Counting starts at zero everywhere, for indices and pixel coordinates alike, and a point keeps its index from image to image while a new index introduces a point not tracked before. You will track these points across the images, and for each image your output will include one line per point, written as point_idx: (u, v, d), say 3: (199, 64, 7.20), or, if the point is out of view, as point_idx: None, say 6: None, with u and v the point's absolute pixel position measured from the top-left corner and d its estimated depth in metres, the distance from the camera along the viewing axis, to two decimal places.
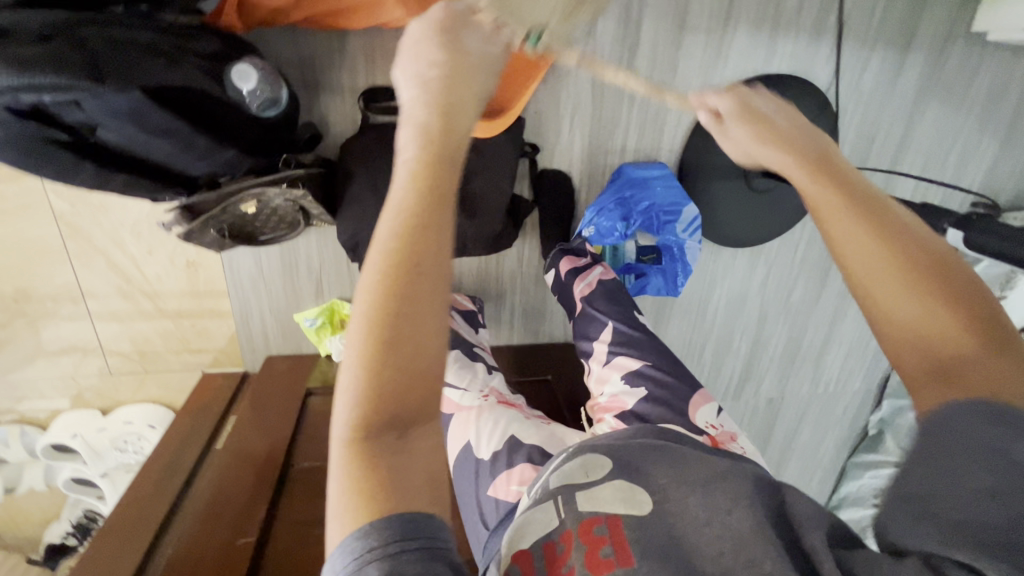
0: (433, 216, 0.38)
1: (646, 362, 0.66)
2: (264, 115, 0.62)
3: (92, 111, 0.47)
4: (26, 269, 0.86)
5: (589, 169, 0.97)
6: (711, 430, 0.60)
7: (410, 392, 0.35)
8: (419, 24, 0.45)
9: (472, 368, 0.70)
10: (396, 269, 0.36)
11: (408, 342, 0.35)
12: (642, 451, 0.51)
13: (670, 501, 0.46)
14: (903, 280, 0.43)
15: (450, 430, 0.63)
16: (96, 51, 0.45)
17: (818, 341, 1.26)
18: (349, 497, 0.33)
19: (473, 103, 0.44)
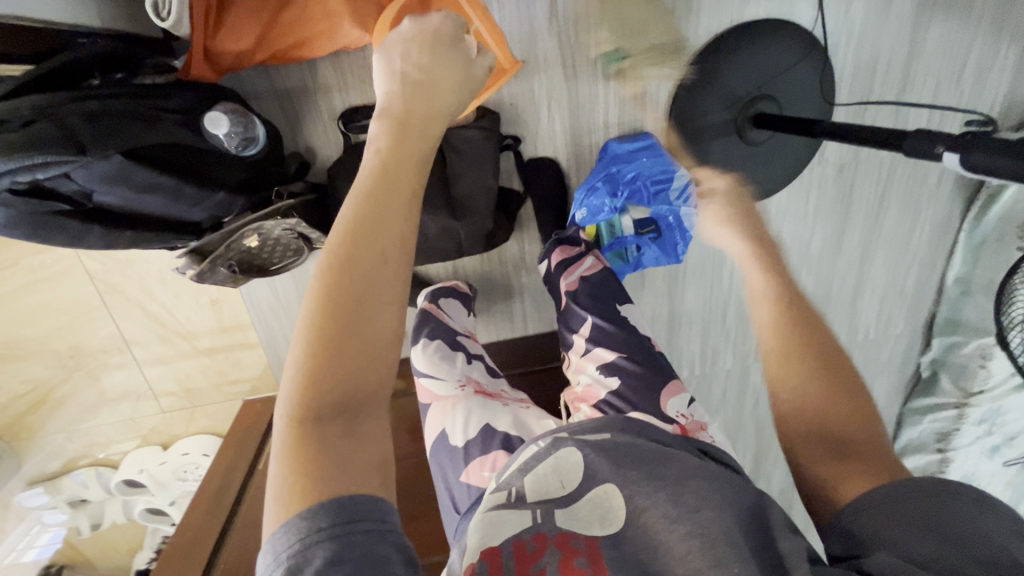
0: (397, 212, 0.42)
1: (618, 355, 0.71)
2: (246, 153, 0.66)
3: (83, 180, 0.52)
4: (76, 327, 0.95)
5: (576, 151, 0.97)
6: (681, 419, 0.64)
7: (358, 376, 0.39)
8: (415, 27, 0.50)
9: (450, 360, 0.74)
10: (350, 259, 0.40)
11: (362, 329, 0.39)
12: (610, 459, 0.51)
13: (641, 497, 0.47)
14: (822, 391, 0.56)
15: (433, 418, 0.68)
16: (76, 127, 0.50)
17: (848, 289, 1.21)
18: (294, 472, 0.36)
19: (445, 111, 0.49)
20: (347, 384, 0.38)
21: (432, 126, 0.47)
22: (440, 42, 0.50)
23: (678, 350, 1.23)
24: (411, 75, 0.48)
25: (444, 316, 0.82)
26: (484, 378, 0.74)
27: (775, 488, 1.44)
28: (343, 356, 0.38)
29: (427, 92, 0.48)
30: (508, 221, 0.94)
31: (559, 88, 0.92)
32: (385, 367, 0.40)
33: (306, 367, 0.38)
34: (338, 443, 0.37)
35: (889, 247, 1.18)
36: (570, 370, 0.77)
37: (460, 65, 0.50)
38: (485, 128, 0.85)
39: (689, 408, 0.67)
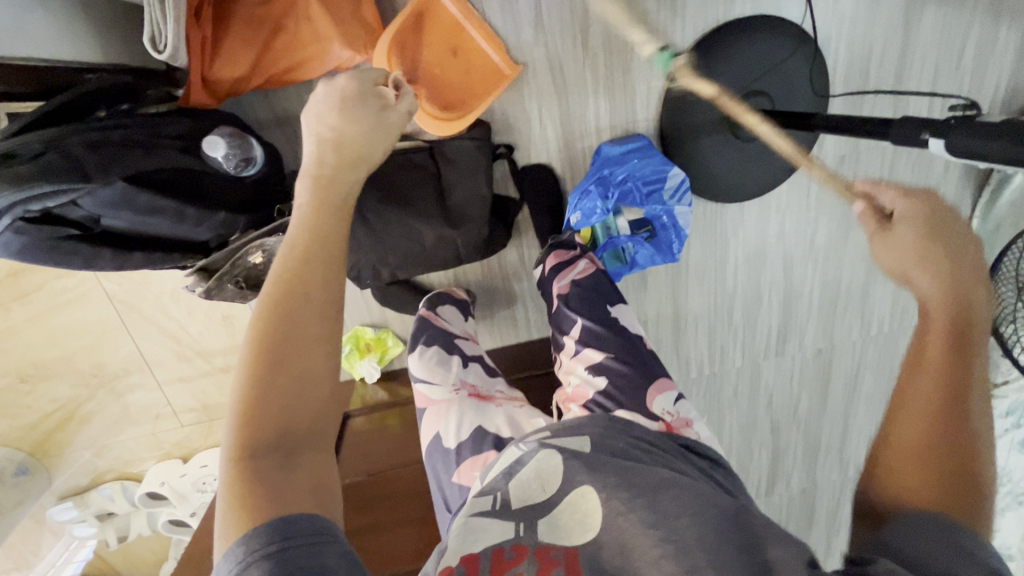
0: (315, 265, 0.48)
1: (606, 355, 0.72)
2: (245, 174, 0.69)
3: (89, 206, 0.56)
4: (98, 347, 0.99)
5: (569, 156, 0.98)
6: (666, 417, 0.66)
7: (292, 411, 0.44)
8: (326, 89, 0.56)
9: (447, 364, 0.76)
10: (275, 313, 0.46)
11: (292, 369, 0.44)
12: (589, 466, 0.52)
13: (618, 500, 0.48)
14: (933, 435, 0.46)
15: (427, 421, 0.70)
16: (79, 157, 0.53)
17: (857, 283, 1.20)
18: (234, 506, 0.40)
19: (361, 164, 0.55)
20: (282, 419, 0.43)
21: (346, 182, 0.53)
22: (350, 101, 0.56)
23: (685, 350, 1.22)
24: (326, 135, 0.54)
25: (441, 323, 0.84)
26: (479, 382, 0.75)
27: (796, 488, 1.41)
28: (278, 394, 0.44)
29: (340, 150, 0.54)
30: (506, 229, 0.96)
31: (549, 95, 0.93)
32: (318, 401, 0.45)
33: (245, 409, 0.43)
34: (274, 474, 0.41)
35: None
36: (560, 372, 0.78)
37: (372, 118, 0.56)
38: (479, 139, 0.87)
39: (675, 406, 0.67)
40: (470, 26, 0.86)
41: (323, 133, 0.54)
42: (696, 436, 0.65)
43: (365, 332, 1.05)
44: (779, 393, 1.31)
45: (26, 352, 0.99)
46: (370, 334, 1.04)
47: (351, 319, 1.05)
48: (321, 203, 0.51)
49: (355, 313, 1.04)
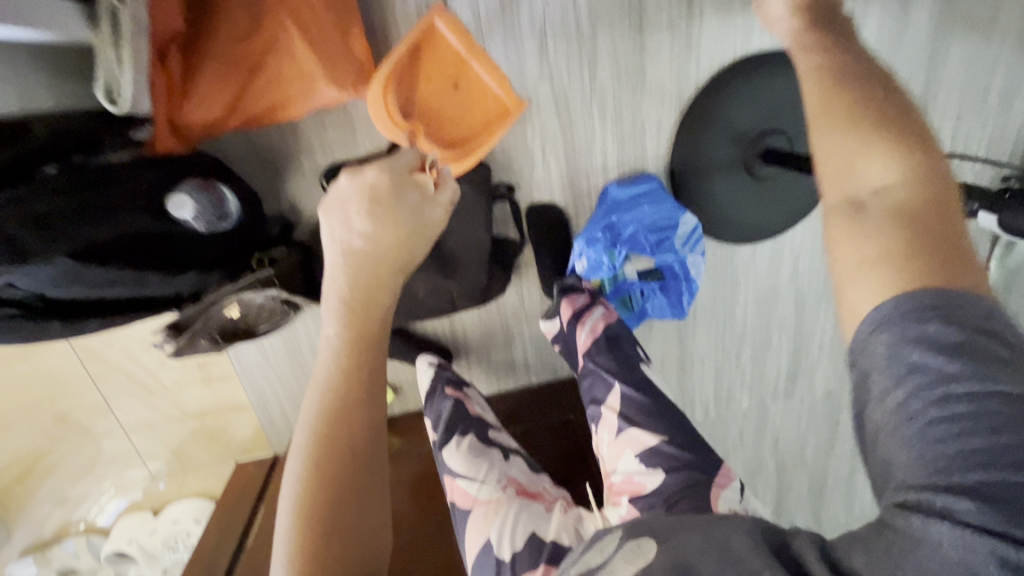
0: (356, 401, 0.50)
1: (661, 440, 0.66)
2: (220, 229, 0.61)
3: (29, 285, 0.49)
4: (59, 395, 0.91)
5: (574, 194, 0.92)
6: (732, 518, 0.60)
7: (354, 562, 0.46)
8: (350, 184, 0.55)
9: (488, 456, 0.69)
10: (323, 454, 0.47)
11: (350, 520, 0.47)
12: (661, 525, 0.45)
13: (684, 546, 0.40)
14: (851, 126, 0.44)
15: (472, 528, 0.63)
16: (17, 235, 0.47)
17: None
18: None
19: (394, 268, 0.55)
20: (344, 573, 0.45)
21: (379, 292, 0.53)
22: (383, 201, 0.55)
23: (691, 392, 1.16)
24: (357, 246, 0.54)
25: (473, 406, 0.78)
26: (526, 477, 0.69)
27: (800, 528, 1.37)
28: (334, 550, 0.45)
29: (376, 259, 0.54)
30: (505, 273, 0.89)
31: (554, 132, 0.87)
32: (373, 545, 0.48)
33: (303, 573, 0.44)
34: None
35: None
36: (603, 459, 0.72)
37: (409, 211, 0.55)
38: (475, 180, 0.80)
39: (740, 502, 0.62)
40: (475, 61, 0.78)
41: (354, 244, 0.54)
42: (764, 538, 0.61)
43: None
44: (785, 434, 1.25)
45: None
46: None
47: None
48: (356, 335, 0.52)
49: None
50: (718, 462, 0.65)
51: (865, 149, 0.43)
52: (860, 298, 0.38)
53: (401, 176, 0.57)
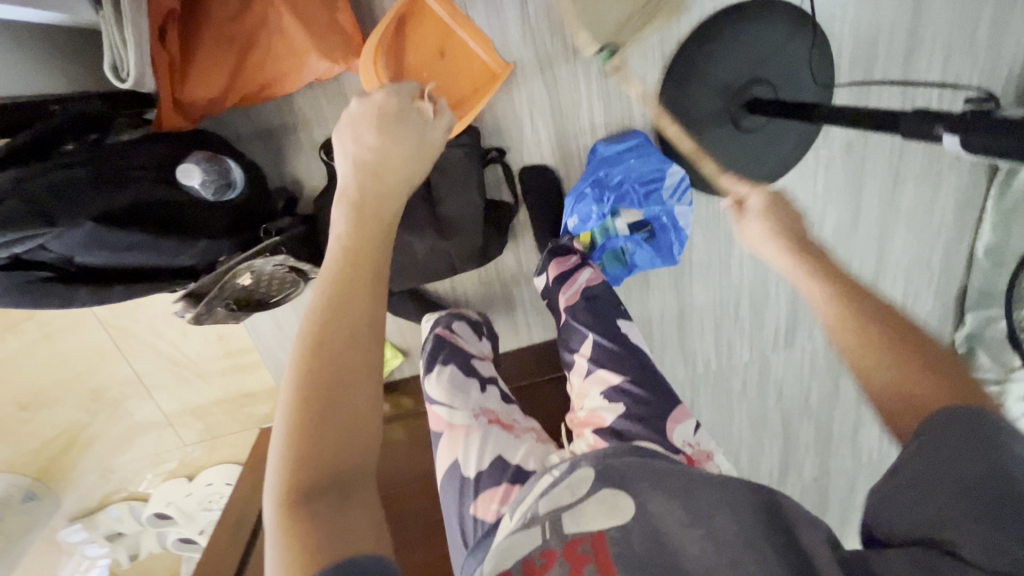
0: (363, 291, 0.47)
1: (623, 378, 0.72)
2: (224, 198, 0.67)
3: (61, 249, 0.54)
4: (94, 372, 0.98)
5: (564, 156, 0.95)
6: (688, 449, 0.67)
7: (344, 450, 0.41)
8: (362, 105, 0.58)
9: (466, 386, 0.74)
10: (320, 339, 0.44)
11: (342, 403, 0.42)
12: (625, 475, 0.54)
13: (652, 503, 0.50)
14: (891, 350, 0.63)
15: (442, 448, 0.68)
16: (46, 203, 0.51)
17: (869, 271, 1.17)
18: (286, 549, 0.37)
19: (399, 187, 0.55)
20: (335, 459, 0.41)
21: (385, 203, 0.53)
22: (388, 118, 0.58)
23: (692, 347, 1.19)
24: (364, 161, 0.55)
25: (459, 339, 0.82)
26: (502, 411, 0.74)
27: (809, 478, 1.40)
28: (327, 434, 0.41)
29: (379, 173, 0.55)
30: (500, 234, 0.92)
31: (540, 94, 0.90)
32: (370, 437, 0.43)
33: (294, 458, 0.40)
34: (324, 518, 0.38)
35: (909, 222, 1.13)
36: (574, 395, 0.77)
37: (413, 132, 0.58)
38: (469, 145, 0.83)
39: (696, 436, 0.69)
40: (457, 25, 0.80)
41: (361, 158, 0.56)
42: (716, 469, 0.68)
43: None
44: (789, 385, 1.28)
45: (22, 381, 0.97)
46: None
47: None
48: (361, 237, 0.51)
49: None
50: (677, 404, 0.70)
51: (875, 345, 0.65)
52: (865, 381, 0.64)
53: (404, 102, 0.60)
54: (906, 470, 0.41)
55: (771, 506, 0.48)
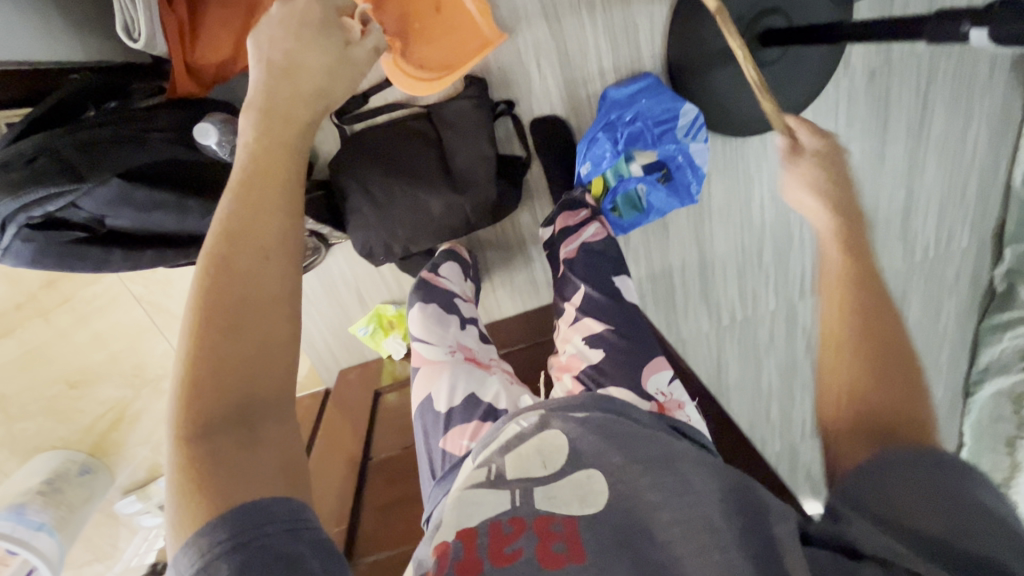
0: (273, 207, 0.43)
1: (605, 326, 0.73)
2: (240, 160, 0.67)
3: (90, 206, 0.56)
4: (134, 348, 1.02)
5: (574, 105, 0.93)
6: (659, 397, 0.66)
7: (251, 379, 0.38)
8: (283, 12, 0.50)
9: (446, 326, 0.83)
10: (223, 258, 0.40)
11: (247, 328, 0.39)
12: (597, 444, 0.54)
13: (625, 483, 0.50)
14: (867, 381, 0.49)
15: (417, 380, 0.77)
16: (72, 159, 0.53)
17: (899, 208, 1.13)
18: (182, 483, 0.35)
19: (317, 99, 0.49)
20: (241, 390, 0.38)
21: (300, 114, 0.47)
22: (307, 30, 0.51)
23: (716, 297, 1.17)
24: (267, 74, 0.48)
25: (442, 283, 0.89)
26: (477, 347, 0.83)
27: None
28: (230, 368, 0.38)
29: (292, 81, 0.48)
30: (514, 188, 0.92)
31: (545, 41, 0.88)
32: (282, 366, 0.40)
33: (191, 392, 0.37)
34: (227, 455, 0.36)
35: (939, 153, 1.09)
36: (559, 341, 0.79)
37: (335, 51, 0.52)
38: (476, 96, 0.84)
39: (669, 386, 0.68)
40: None
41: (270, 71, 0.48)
42: (687, 419, 0.64)
43: (387, 309, 1.02)
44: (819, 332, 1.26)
45: (69, 360, 1.01)
46: (393, 311, 1.02)
47: (370, 297, 1.03)
48: (261, 158, 0.44)
49: (373, 294, 1.03)
50: (654, 356, 0.71)
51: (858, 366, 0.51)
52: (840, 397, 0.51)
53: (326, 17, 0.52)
54: (856, 484, 0.43)
55: (736, 493, 0.49)
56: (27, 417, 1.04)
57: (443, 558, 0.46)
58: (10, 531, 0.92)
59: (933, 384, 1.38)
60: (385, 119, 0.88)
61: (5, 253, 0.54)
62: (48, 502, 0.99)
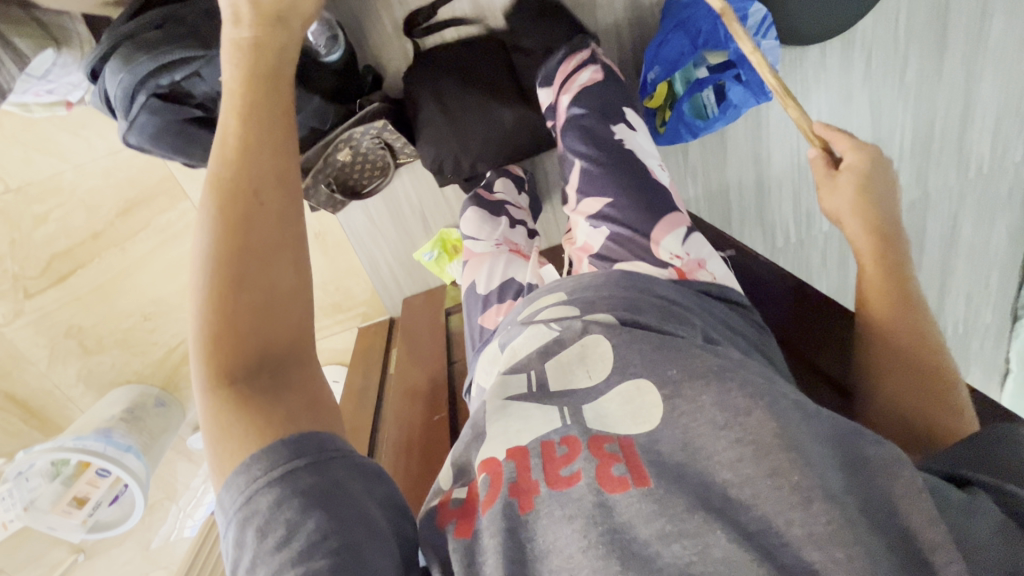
0: (265, 159, 0.43)
1: (606, 203, 0.66)
2: (331, 58, 0.75)
3: (210, 78, 0.58)
4: None
5: (636, 14, 0.92)
6: (676, 261, 0.62)
7: (264, 331, 0.40)
8: None
9: (494, 222, 0.85)
10: (225, 215, 0.41)
11: (260, 283, 0.40)
12: (648, 351, 0.46)
13: (682, 398, 0.42)
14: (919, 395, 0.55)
15: (467, 272, 0.78)
16: (198, 25, 0.56)
17: (955, 122, 1.13)
18: (224, 430, 0.38)
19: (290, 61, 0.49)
20: (259, 340, 0.40)
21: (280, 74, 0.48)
22: None
23: (770, 219, 1.17)
24: (245, 38, 0.47)
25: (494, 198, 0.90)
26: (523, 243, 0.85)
27: None
28: (247, 318, 0.40)
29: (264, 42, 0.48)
30: None
31: None
32: (292, 316, 0.42)
33: (218, 344, 0.39)
34: (264, 402, 0.39)
35: (996, 61, 1.08)
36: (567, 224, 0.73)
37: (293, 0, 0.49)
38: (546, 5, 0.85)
39: (685, 244, 0.63)
40: None
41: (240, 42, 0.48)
42: (709, 277, 0.62)
43: (451, 234, 1.03)
44: None
45: (143, 292, 1.04)
46: (457, 235, 1.03)
47: (435, 222, 1.05)
48: (252, 116, 0.44)
49: (437, 218, 1.05)
50: (672, 212, 0.66)
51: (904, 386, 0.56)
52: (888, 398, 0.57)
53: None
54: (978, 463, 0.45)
55: (788, 399, 0.41)
56: (103, 350, 1.07)
57: (495, 483, 0.41)
58: (102, 450, 0.97)
59: (983, 309, 1.38)
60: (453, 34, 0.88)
61: (132, 125, 0.57)
62: (131, 429, 1.03)
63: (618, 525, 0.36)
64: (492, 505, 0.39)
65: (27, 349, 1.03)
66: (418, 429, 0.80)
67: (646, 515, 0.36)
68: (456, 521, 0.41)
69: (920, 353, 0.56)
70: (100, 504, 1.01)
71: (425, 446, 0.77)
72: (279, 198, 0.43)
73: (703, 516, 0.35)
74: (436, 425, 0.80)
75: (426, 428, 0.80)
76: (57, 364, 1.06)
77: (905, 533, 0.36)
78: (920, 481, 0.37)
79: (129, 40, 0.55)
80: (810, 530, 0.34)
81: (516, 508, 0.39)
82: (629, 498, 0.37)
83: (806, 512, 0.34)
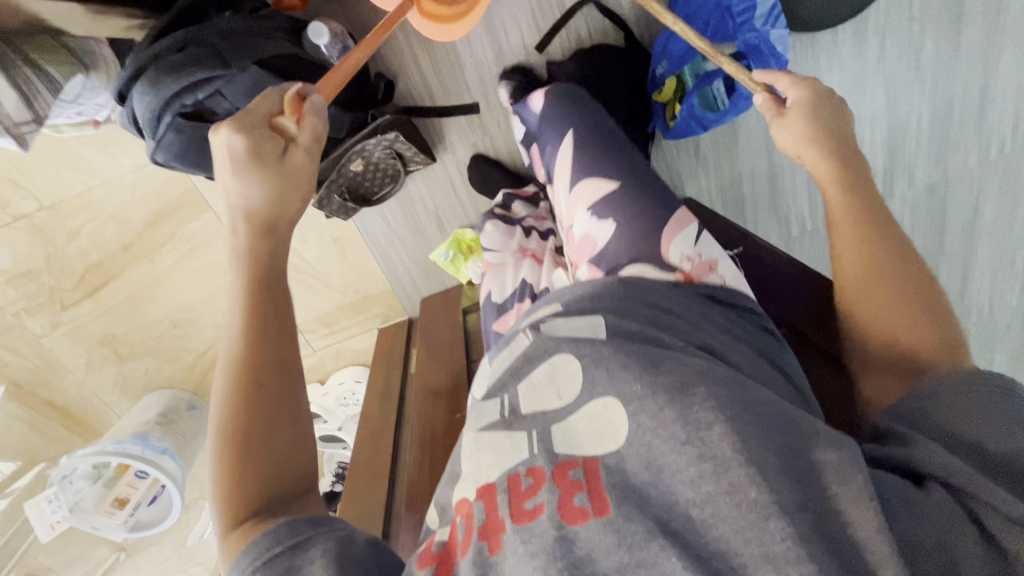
0: (272, 335, 0.49)
1: (610, 188, 0.65)
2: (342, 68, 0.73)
3: (232, 97, 0.62)
4: None
5: (644, 7, 0.92)
6: (686, 264, 0.60)
7: (274, 474, 0.45)
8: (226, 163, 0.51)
9: (510, 234, 0.84)
10: (239, 383, 0.47)
11: (272, 437, 0.45)
12: (619, 354, 0.46)
13: (645, 414, 0.41)
14: (895, 296, 0.54)
15: (486, 280, 0.81)
16: (218, 46, 0.61)
17: (975, 101, 1.10)
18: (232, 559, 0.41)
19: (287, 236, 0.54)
20: (269, 484, 0.44)
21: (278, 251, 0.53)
22: (248, 158, 0.50)
23: (785, 209, 1.16)
24: (243, 247, 0.52)
25: (525, 192, 0.95)
26: (538, 246, 0.83)
27: None
28: (259, 467, 0.44)
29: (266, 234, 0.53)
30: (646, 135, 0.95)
31: None
32: (296, 461, 0.46)
33: (232, 490, 0.43)
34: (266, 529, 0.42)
35: (1017, 39, 1.05)
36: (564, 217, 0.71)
37: (275, 173, 0.52)
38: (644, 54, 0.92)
39: (696, 248, 0.61)
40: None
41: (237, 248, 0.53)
42: (720, 281, 0.60)
43: (467, 234, 1.04)
44: None
45: (172, 301, 1.08)
46: (472, 235, 1.04)
47: (450, 224, 1.07)
48: (258, 290, 0.51)
49: (452, 219, 1.07)
50: (678, 210, 0.64)
51: (883, 297, 0.54)
52: (876, 311, 0.54)
53: (292, 185, 0.53)
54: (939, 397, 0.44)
55: (774, 411, 0.41)
56: (137, 357, 1.12)
57: (468, 523, 0.41)
58: (140, 452, 1.01)
59: (1009, 293, 1.34)
60: (511, 51, 0.92)
61: (159, 145, 0.61)
62: (166, 431, 1.08)
63: (578, 559, 0.36)
64: (466, 555, 0.39)
65: (65, 358, 1.08)
66: (440, 429, 0.82)
67: (607, 546, 0.36)
68: (434, 567, 0.41)
69: (887, 261, 0.55)
70: (140, 503, 1.06)
71: (446, 446, 0.80)
72: (279, 363, 0.49)
73: (660, 543, 0.36)
74: (457, 423, 0.82)
75: (446, 427, 0.82)
76: (94, 371, 1.11)
77: (853, 543, 0.35)
78: (867, 488, 0.37)
79: (156, 63, 0.60)
80: (766, 548, 0.34)
81: (486, 551, 0.39)
82: (589, 530, 0.37)
83: (759, 530, 0.34)
